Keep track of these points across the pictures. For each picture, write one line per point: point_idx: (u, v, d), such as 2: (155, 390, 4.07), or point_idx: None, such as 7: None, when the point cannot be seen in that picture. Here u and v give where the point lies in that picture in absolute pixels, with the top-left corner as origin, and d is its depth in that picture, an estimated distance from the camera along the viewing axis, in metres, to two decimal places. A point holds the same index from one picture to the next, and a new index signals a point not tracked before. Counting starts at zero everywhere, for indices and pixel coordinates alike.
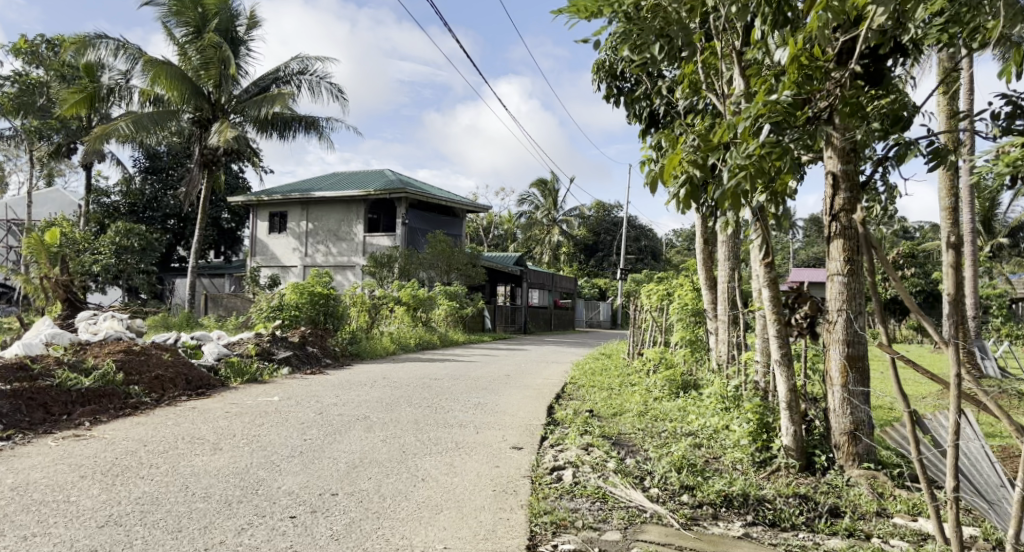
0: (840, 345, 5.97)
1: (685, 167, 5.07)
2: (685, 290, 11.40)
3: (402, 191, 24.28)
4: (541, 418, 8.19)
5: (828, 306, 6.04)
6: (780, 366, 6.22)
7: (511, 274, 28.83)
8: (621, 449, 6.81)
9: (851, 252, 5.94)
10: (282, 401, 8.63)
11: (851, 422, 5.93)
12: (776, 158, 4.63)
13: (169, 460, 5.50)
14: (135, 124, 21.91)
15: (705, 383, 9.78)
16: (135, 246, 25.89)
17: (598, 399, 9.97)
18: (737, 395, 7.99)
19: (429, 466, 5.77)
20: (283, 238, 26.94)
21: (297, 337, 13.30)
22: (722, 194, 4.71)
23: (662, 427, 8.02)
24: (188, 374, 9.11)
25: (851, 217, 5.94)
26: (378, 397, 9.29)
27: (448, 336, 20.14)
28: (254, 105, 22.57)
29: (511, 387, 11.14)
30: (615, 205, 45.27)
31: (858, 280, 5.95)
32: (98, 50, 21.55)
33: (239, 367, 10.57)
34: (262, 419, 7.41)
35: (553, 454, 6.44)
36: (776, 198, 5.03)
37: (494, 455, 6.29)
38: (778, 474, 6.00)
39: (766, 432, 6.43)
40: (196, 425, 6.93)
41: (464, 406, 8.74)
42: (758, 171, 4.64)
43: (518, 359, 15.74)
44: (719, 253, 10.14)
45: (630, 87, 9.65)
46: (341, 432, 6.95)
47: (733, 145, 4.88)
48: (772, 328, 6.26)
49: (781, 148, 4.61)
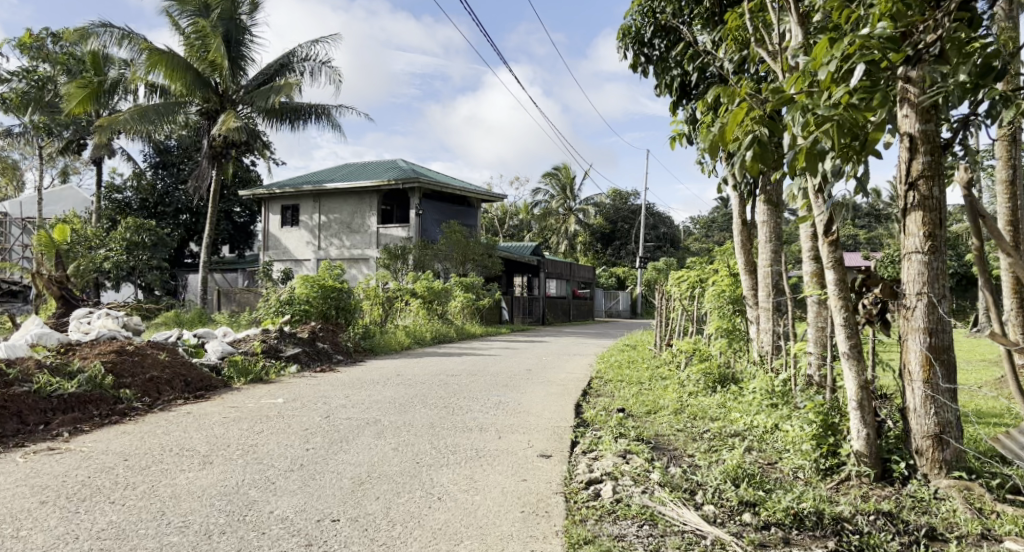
0: (921, 334, 5.15)
1: (751, 126, 4.23)
2: (720, 276, 10.58)
3: (416, 181, 23.52)
4: (569, 419, 7.41)
5: (904, 290, 5.25)
6: (848, 360, 5.43)
7: (528, 264, 28.09)
8: (661, 456, 6.05)
9: (933, 226, 5.12)
10: (287, 404, 7.90)
11: (937, 424, 5.10)
12: (869, 108, 3.88)
13: (149, 479, 4.74)
14: (140, 116, 21.20)
15: (746, 376, 8.97)
16: (147, 242, 25.15)
17: (628, 395, 9.19)
18: (786, 390, 7.25)
19: (448, 482, 5.00)
20: (296, 231, 26.27)
21: (307, 333, 12.60)
22: (796, 153, 3.93)
23: (704, 428, 7.24)
24: (187, 375, 8.42)
25: (933, 185, 5.12)
26: (391, 397, 8.56)
27: (464, 329, 19.39)
28: (262, 95, 21.90)
29: (534, 382, 10.38)
30: (633, 193, 44.34)
31: (942, 258, 5.15)
32: (103, 40, 20.88)
33: (242, 365, 9.83)
34: (262, 426, 6.68)
35: (588, 463, 5.66)
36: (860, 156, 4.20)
37: (521, 466, 5.54)
38: (849, 484, 5.25)
39: (831, 435, 5.64)
40: (188, 433, 6.20)
41: (484, 407, 7.99)
42: (847, 125, 3.84)
43: (539, 353, 14.98)
44: (759, 234, 9.32)
45: (659, 53, 8.94)
46: (350, 440, 6.22)
47: (814, 94, 4.06)
48: (838, 316, 5.48)
49: (874, 96, 3.84)
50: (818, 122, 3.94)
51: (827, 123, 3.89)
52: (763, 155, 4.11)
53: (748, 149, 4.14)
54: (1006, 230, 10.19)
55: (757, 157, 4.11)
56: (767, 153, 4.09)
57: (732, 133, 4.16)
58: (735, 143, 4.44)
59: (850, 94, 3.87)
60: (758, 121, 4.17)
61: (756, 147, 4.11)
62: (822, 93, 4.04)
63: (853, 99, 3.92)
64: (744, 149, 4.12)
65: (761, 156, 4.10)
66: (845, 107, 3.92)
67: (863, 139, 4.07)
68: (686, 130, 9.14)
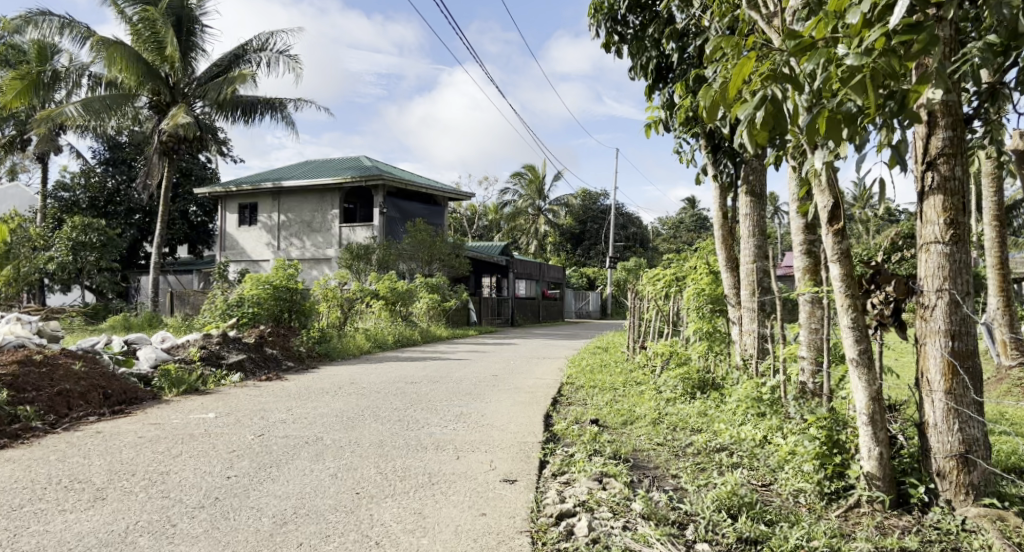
0: (941, 338, 4.43)
1: (761, 83, 3.43)
2: (699, 274, 9.78)
3: (379, 178, 22.54)
4: (537, 433, 6.61)
5: (922, 286, 4.53)
6: (856, 367, 4.69)
7: (496, 264, 27.27)
8: (641, 478, 5.28)
9: (955, 212, 4.40)
10: (218, 419, 6.99)
11: (962, 442, 4.38)
12: (911, 57, 3.11)
13: (15, 524, 3.87)
14: (85, 108, 19.83)
15: (728, 382, 8.30)
16: (95, 242, 23.36)
17: (601, 403, 8.44)
18: (774, 398, 6.58)
19: (390, 521, 4.18)
20: (254, 231, 25.17)
21: (253, 338, 11.65)
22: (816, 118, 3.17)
23: (686, 441, 6.50)
24: (107, 387, 7.49)
25: (955, 163, 4.40)
26: (340, 409, 7.68)
27: (430, 332, 18.53)
28: (215, 87, 20.78)
29: (499, 390, 9.55)
30: (602, 193, 43.90)
31: (965, 250, 4.42)
32: (43, 28, 19.59)
33: (176, 375, 8.87)
34: (181, 447, 5.75)
35: (558, 490, 4.87)
36: (893, 119, 3.42)
37: (480, 494, 4.73)
38: (859, 512, 4.57)
39: (837, 453, 4.91)
40: (90, 458, 5.25)
41: (443, 419, 7.16)
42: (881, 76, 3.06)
43: (507, 356, 14.17)
44: (742, 228, 8.63)
45: (633, 32, 8.33)
46: (282, 464, 5.36)
47: (840, 42, 3.27)
48: (845, 316, 4.73)
49: (923, 38, 3.04)
50: (848, 76, 3.17)
51: (856, 77, 3.12)
52: (774, 117, 3.34)
53: (757, 111, 3.35)
54: (994, 225, 9.86)
55: (768, 118, 3.32)
56: (781, 114, 3.31)
57: (737, 90, 3.36)
58: (740, 103, 3.65)
59: (887, 38, 3.08)
60: (769, 77, 3.39)
61: (766, 108, 3.31)
62: (850, 40, 3.27)
63: (891, 42, 3.14)
64: (753, 111, 3.32)
65: (773, 119, 3.30)
66: (881, 54, 3.14)
67: (901, 99, 3.34)
68: (662, 116, 8.55)
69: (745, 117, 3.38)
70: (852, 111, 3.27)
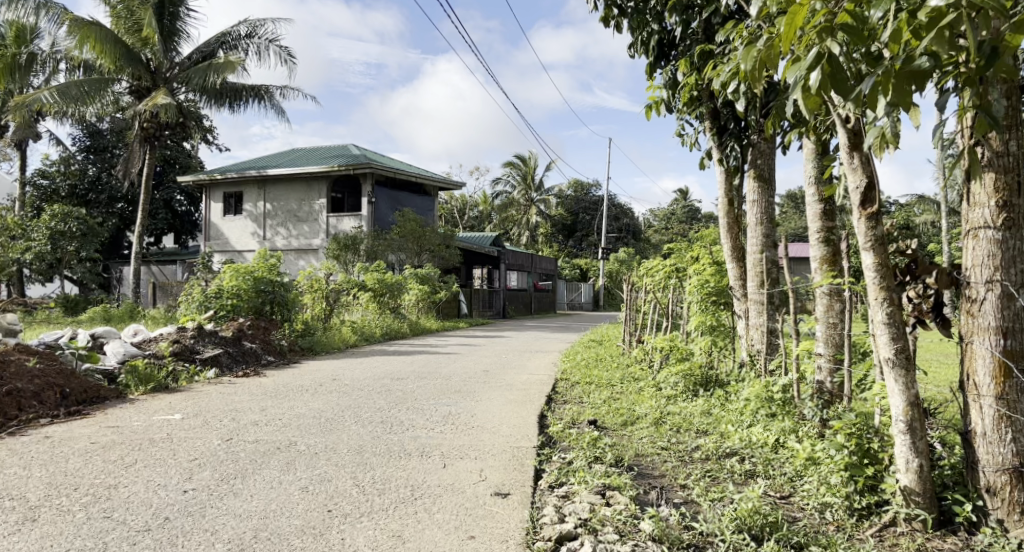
0: (992, 336, 3.90)
1: (814, 36, 2.90)
2: (702, 264, 9.22)
3: (367, 166, 21.87)
4: (532, 437, 6.07)
5: (969, 277, 4.00)
6: (893, 370, 4.13)
7: (488, 255, 26.69)
8: (647, 490, 4.74)
9: (1009, 191, 3.87)
10: (184, 421, 6.43)
11: (1015, 454, 3.88)
12: None
13: None
14: (60, 94, 18.92)
15: (732, 381, 7.77)
16: (75, 231, 22.61)
17: (598, 401, 7.91)
18: (787, 398, 6.06)
19: (363, 547, 3.65)
20: (238, 220, 24.49)
21: (231, 331, 11.03)
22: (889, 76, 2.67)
23: (693, 444, 5.96)
24: (65, 386, 6.92)
25: (1010, 136, 3.86)
26: (318, 409, 7.12)
27: (420, 325, 17.97)
28: (200, 73, 19.97)
29: (491, 387, 8.99)
30: (594, 184, 43.37)
31: (1019, 235, 3.89)
32: (19, 9, 18.79)
33: (144, 371, 8.25)
34: (134, 455, 5.17)
35: (556, 506, 4.33)
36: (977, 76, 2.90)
37: (470, 511, 4.20)
38: (895, 531, 4.08)
39: (868, 464, 4.39)
40: (29, 470, 4.68)
41: (429, 421, 6.63)
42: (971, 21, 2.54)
43: (498, 350, 13.61)
44: (750, 215, 8.06)
45: (635, 5, 7.78)
46: (247, 474, 4.80)
47: None
48: (880, 311, 4.17)
49: None
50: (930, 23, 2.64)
51: (940, 21, 2.60)
52: (834, 78, 2.81)
53: (811, 71, 2.82)
54: None
55: (825, 79, 2.78)
56: (843, 73, 2.78)
57: (787, 44, 2.84)
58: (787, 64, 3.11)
59: None
60: (825, 29, 2.86)
61: (823, 66, 2.78)
62: None
63: None
64: (806, 72, 2.79)
65: (830, 80, 2.78)
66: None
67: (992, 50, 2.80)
68: (665, 96, 8.03)
69: (795, 80, 2.87)
70: (930, 66, 2.75)
